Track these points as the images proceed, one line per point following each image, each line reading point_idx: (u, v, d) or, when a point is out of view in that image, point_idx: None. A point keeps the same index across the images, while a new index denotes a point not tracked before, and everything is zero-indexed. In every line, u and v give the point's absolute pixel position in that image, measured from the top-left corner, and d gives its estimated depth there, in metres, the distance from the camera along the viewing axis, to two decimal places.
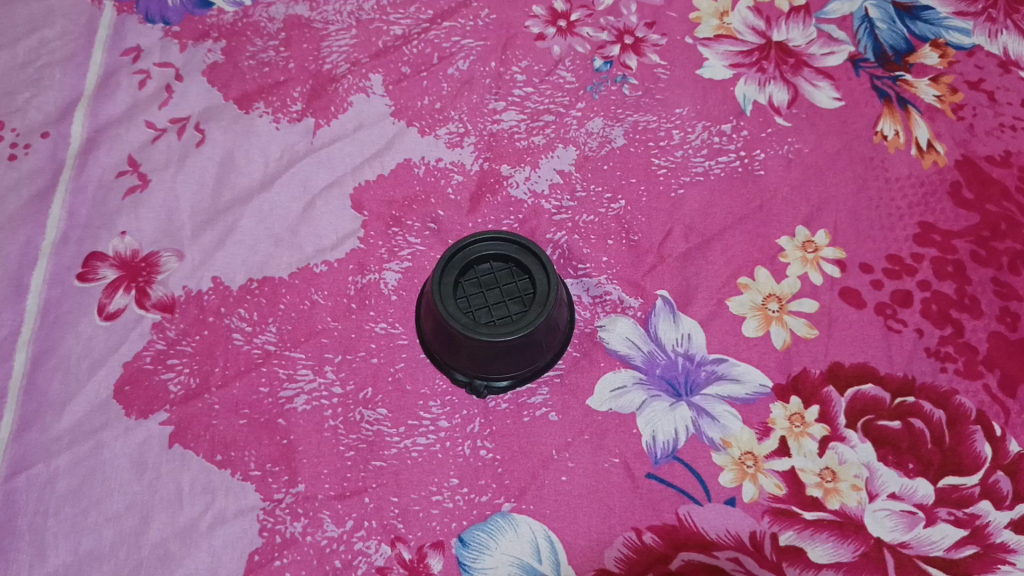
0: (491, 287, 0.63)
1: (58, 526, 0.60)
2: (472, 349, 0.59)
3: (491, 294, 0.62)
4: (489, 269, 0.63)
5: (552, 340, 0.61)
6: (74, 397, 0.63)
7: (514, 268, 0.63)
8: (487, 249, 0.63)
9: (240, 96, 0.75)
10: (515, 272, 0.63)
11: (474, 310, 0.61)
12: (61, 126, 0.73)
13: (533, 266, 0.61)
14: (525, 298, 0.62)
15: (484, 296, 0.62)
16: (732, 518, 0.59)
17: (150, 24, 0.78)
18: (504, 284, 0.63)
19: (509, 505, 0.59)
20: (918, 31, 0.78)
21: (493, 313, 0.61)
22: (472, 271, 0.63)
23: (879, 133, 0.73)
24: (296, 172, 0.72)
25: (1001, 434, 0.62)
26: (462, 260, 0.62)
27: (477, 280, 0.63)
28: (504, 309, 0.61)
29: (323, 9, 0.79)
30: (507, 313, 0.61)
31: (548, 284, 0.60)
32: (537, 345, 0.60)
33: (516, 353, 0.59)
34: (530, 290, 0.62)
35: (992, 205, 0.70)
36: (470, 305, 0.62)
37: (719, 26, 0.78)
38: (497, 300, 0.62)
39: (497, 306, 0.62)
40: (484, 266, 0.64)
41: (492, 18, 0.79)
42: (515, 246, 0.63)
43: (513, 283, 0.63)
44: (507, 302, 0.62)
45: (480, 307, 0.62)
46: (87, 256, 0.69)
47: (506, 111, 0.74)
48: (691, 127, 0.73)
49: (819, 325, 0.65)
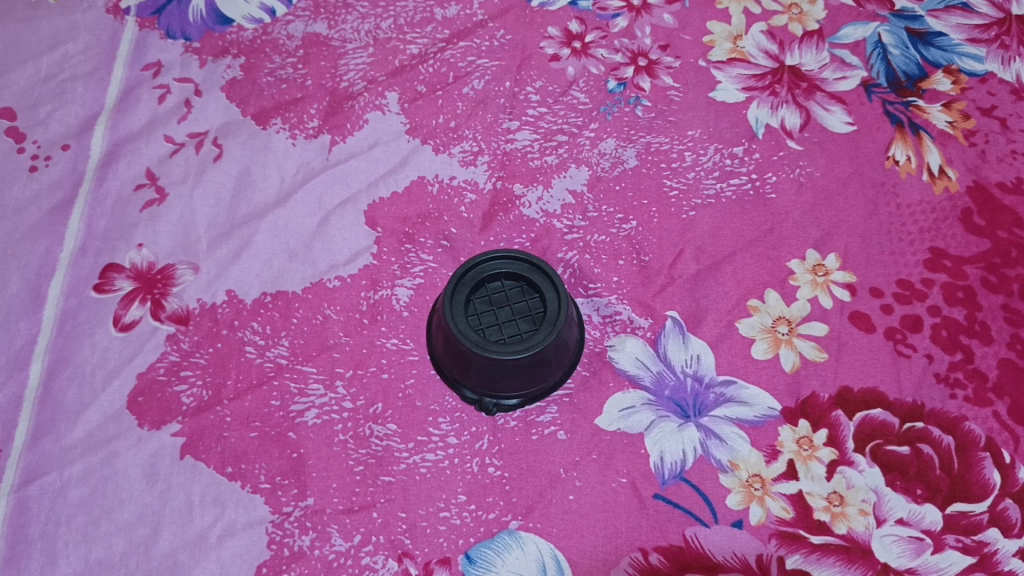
0: (502, 304, 0.63)
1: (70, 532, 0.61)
2: (482, 366, 0.60)
3: (502, 312, 0.63)
4: (500, 287, 0.64)
5: (563, 359, 0.62)
6: (89, 407, 0.64)
7: (525, 286, 0.64)
8: (499, 267, 0.63)
9: (258, 112, 0.76)
10: (526, 290, 0.64)
11: (484, 328, 0.62)
12: (81, 140, 0.75)
13: (544, 285, 0.62)
14: (535, 316, 0.62)
15: (495, 313, 0.63)
16: (738, 541, 0.59)
17: (171, 39, 0.79)
18: (515, 302, 0.63)
19: (516, 523, 0.60)
20: (931, 56, 0.78)
21: (504, 330, 0.62)
22: (483, 288, 0.64)
23: (891, 158, 0.73)
24: (311, 188, 0.73)
25: (1010, 461, 0.62)
26: (473, 278, 0.63)
27: (488, 298, 0.63)
28: (515, 327, 0.62)
29: (341, 28, 0.80)
30: (517, 332, 0.62)
31: (559, 303, 0.61)
32: (547, 363, 0.61)
33: (525, 372, 0.60)
34: (541, 308, 0.62)
35: (1003, 232, 0.70)
36: (481, 323, 0.62)
37: (732, 50, 0.79)
38: (508, 318, 0.62)
39: (507, 324, 0.62)
40: (495, 284, 0.64)
41: (507, 39, 0.80)
42: (526, 264, 0.63)
43: (524, 302, 0.63)
44: (517, 320, 0.62)
45: (491, 325, 0.62)
46: (104, 267, 0.70)
47: (520, 130, 0.75)
48: (703, 149, 0.74)
49: (829, 349, 0.65)
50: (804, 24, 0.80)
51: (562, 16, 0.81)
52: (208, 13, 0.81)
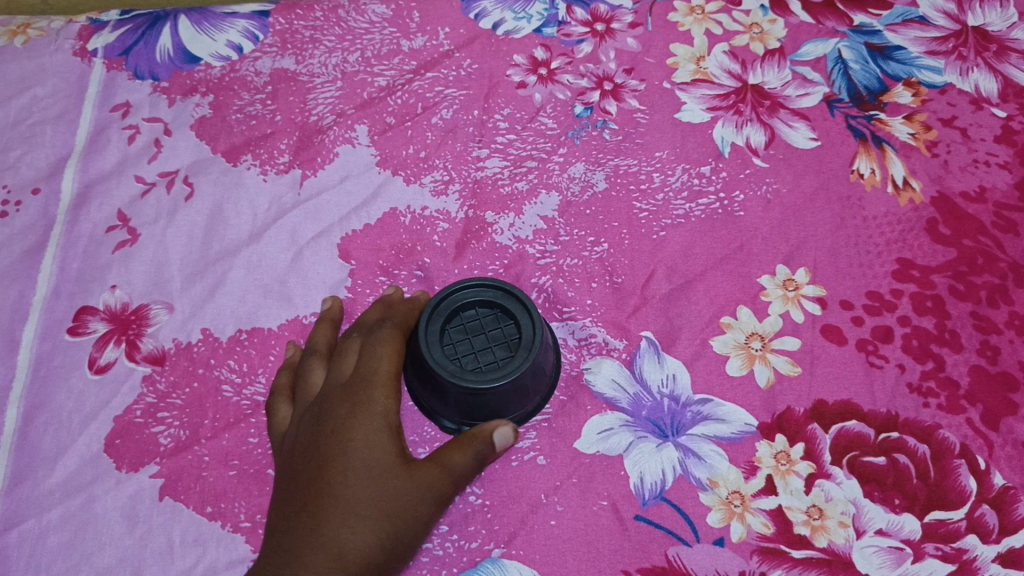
0: (477, 331, 0.63)
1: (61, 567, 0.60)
2: (460, 397, 0.60)
3: (477, 341, 0.63)
4: (475, 315, 0.64)
5: (540, 385, 0.62)
6: (66, 451, 0.64)
7: (500, 313, 0.64)
8: (473, 295, 0.63)
9: (228, 148, 0.76)
10: (501, 317, 0.64)
11: (460, 357, 0.62)
12: (52, 182, 0.75)
13: (519, 311, 0.62)
14: (511, 343, 0.62)
15: (470, 342, 0.63)
16: (720, 558, 0.59)
17: (139, 80, 0.80)
18: (490, 330, 0.63)
19: (499, 551, 0.60)
20: (891, 70, 0.79)
21: (480, 359, 0.62)
22: (457, 317, 0.64)
23: (856, 171, 0.74)
24: (284, 223, 0.73)
25: (985, 467, 0.62)
26: (447, 308, 0.63)
27: (463, 327, 0.63)
28: (491, 355, 0.62)
29: (309, 63, 0.81)
30: (494, 359, 0.62)
31: (534, 329, 0.61)
32: (524, 389, 0.61)
33: (502, 399, 0.60)
34: (516, 335, 0.62)
35: (969, 240, 0.71)
36: (456, 352, 0.62)
37: (696, 71, 0.80)
38: (483, 346, 0.62)
39: (483, 352, 0.62)
40: (470, 312, 0.64)
41: (474, 68, 0.80)
42: (500, 291, 0.64)
43: (500, 329, 0.63)
44: (492, 346, 0.62)
45: (466, 353, 0.62)
46: (78, 310, 0.69)
47: (490, 158, 0.76)
48: (670, 170, 0.75)
49: (802, 363, 0.66)
50: (765, 43, 0.81)
51: (527, 44, 0.82)
52: (176, 52, 0.81)
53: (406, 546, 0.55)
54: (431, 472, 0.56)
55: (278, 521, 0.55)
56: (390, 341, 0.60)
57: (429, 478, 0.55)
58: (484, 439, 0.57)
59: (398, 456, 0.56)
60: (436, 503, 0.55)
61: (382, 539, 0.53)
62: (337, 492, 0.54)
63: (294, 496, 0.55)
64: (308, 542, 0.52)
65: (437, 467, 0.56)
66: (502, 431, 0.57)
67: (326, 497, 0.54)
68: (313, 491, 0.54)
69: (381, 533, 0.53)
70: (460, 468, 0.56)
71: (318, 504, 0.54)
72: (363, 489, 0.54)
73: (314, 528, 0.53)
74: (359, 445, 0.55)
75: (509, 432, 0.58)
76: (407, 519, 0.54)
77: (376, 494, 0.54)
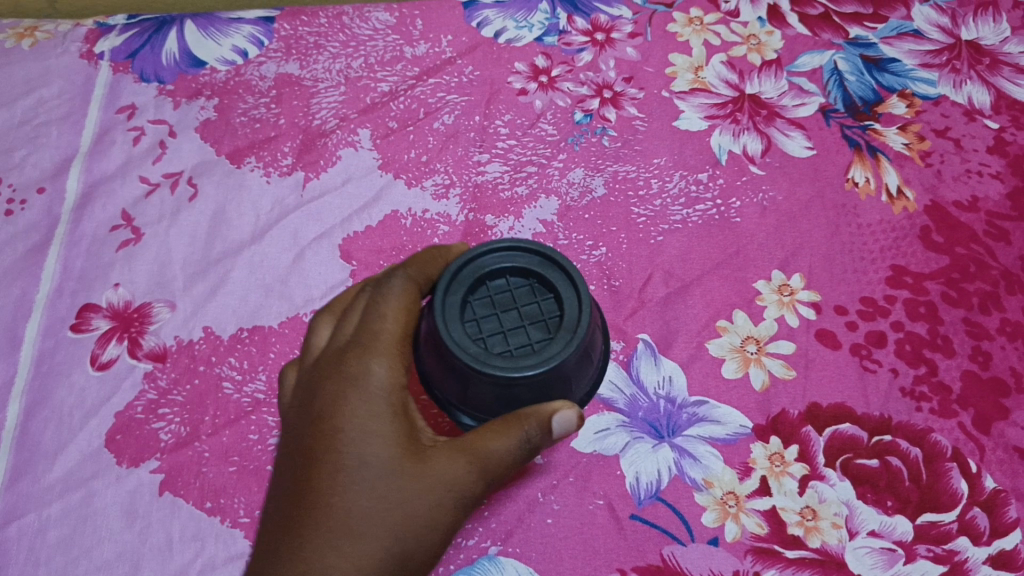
0: (509, 306, 0.59)
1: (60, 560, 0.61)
2: (482, 383, 0.55)
3: (508, 318, 0.58)
4: (507, 289, 0.59)
5: (580, 373, 0.58)
6: (66, 447, 0.64)
7: (536, 287, 0.60)
8: (504, 263, 0.59)
9: (232, 151, 0.77)
10: (536, 290, 0.60)
11: (487, 334, 0.57)
12: (57, 182, 0.76)
13: (558, 281, 0.58)
14: (548, 323, 0.58)
15: (498, 317, 0.58)
16: (715, 558, 0.60)
17: (145, 82, 0.81)
18: (523, 305, 0.59)
19: (496, 548, 0.60)
20: (886, 82, 0.81)
21: (510, 338, 0.57)
22: (487, 289, 0.59)
23: (851, 180, 0.75)
24: (286, 225, 0.74)
25: (977, 471, 0.63)
26: (474, 277, 0.58)
27: (492, 301, 0.59)
28: (524, 335, 0.57)
29: (313, 68, 0.82)
30: (527, 340, 0.57)
31: (577, 308, 0.56)
32: (562, 376, 0.56)
33: (534, 389, 0.55)
34: (554, 314, 0.58)
35: (961, 248, 0.72)
36: (483, 329, 0.57)
37: (694, 80, 0.81)
38: (515, 325, 0.58)
39: (515, 332, 0.57)
40: (501, 285, 0.60)
41: (476, 75, 0.82)
42: (538, 261, 0.59)
43: (535, 305, 0.59)
44: (525, 325, 0.57)
45: (494, 331, 0.57)
46: (81, 307, 0.70)
47: (490, 163, 0.77)
48: (668, 177, 0.76)
49: (796, 366, 0.67)
50: (762, 54, 0.83)
51: (528, 52, 0.83)
52: (182, 56, 0.82)
53: (419, 548, 0.51)
54: (449, 460, 0.52)
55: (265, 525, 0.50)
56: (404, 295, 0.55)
57: (445, 467, 0.51)
58: (540, 423, 0.52)
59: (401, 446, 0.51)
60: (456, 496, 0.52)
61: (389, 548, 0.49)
62: (331, 499, 0.49)
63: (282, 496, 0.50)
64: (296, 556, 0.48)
65: (462, 453, 0.52)
66: (565, 414, 0.53)
67: (318, 500, 0.49)
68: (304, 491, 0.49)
69: (388, 539, 0.49)
70: (493, 454, 0.52)
71: (310, 509, 0.49)
72: (365, 493, 0.49)
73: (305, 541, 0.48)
74: (355, 433, 0.50)
75: (570, 418, 0.53)
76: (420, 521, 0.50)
77: (378, 496, 0.49)
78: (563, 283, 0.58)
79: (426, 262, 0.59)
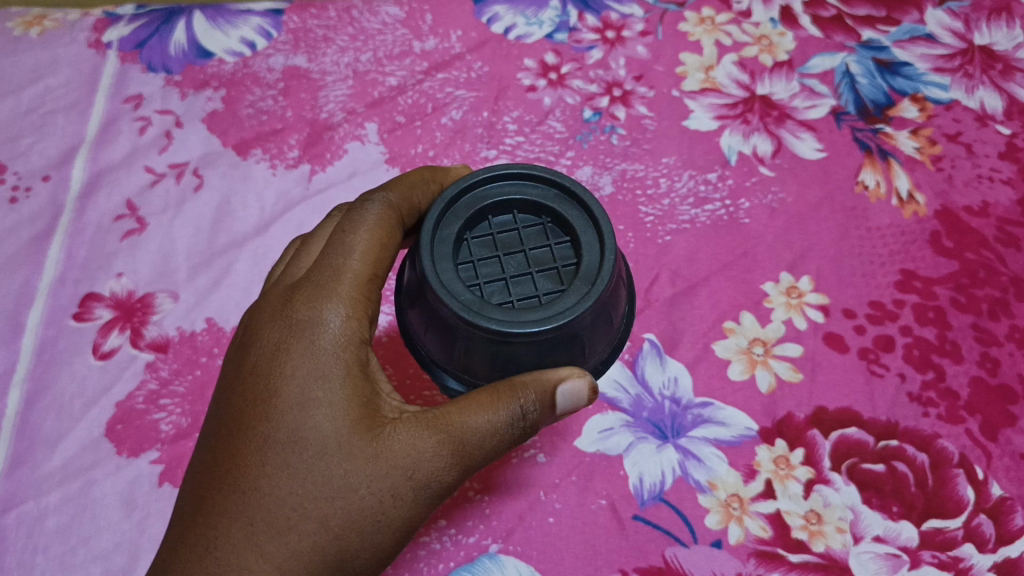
0: (515, 246, 0.58)
1: (58, 550, 0.60)
2: (470, 338, 0.53)
3: (513, 266, 0.57)
4: (516, 233, 0.58)
5: (597, 334, 0.56)
6: (66, 435, 0.64)
7: (549, 228, 0.58)
8: (511, 195, 0.58)
9: (238, 142, 0.77)
10: (548, 230, 0.58)
11: (483, 283, 0.55)
12: (62, 170, 0.75)
13: (576, 222, 0.57)
14: (559, 274, 0.56)
15: (500, 260, 0.57)
16: (718, 560, 0.59)
17: (152, 72, 0.81)
18: (532, 250, 0.57)
19: (496, 546, 0.60)
20: (898, 85, 0.80)
21: (512, 290, 0.55)
22: (491, 228, 0.58)
23: (861, 183, 0.75)
24: (290, 218, 0.73)
25: (983, 477, 0.62)
26: (477, 212, 0.58)
27: (496, 243, 0.58)
28: (530, 286, 0.55)
29: (321, 61, 0.81)
30: (531, 292, 0.55)
31: (597, 260, 0.55)
32: (572, 337, 0.54)
33: (534, 349, 0.53)
34: (568, 266, 0.56)
35: (971, 253, 0.71)
36: (478, 275, 0.56)
37: (705, 80, 0.80)
38: (521, 275, 0.56)
39: (521, 283, 0.56)
40: (510, 226, 0.59)
41: (485, 70, 0.81)
42: (553, 200, 0.58)
43: (544, 251, 0.57)
44: (533, 274, 0.56)
45: (493, 280, 0.56)
46: (84, 296, 0.70)
47: (498, 158, 0.76)
48: (677, 176, 0.75)
49: (804, 369, 0.66)
50: (774, 55, 0.82)
51: (538, 49, 0.82)
52: (190, 47, 0.82)
53: (367, 527, 0.50)
54: (410, 435, 0.50)
55: (192, 487, 0.51)
56: (374, 227, 0.54)
57: (399, 441, 0.50)
58: (540, 395, 0.51)
59: (350, 414, 0.50)
60: (415, 479, 0.50)
61: (326, 535, 0.49)
62: (262, 473, 0.49)
63: (213, 455, 0.50)
64: (213, 534, 0.48)
65: (430, 430, 0.50)
66: (570, 384, 0.52)
67: (251, 460, 0.49)
68: (234, 459, 0.49)
69: (324, 524, 0.49)
70: (467, 433, 0.50)
71: (235, 480, 0.49)
72: (303, 464, 0.49)
73: (224, 516, 0.48)
74: (297, 392, 0.49)
75: (581, 387, 0.52)
76: (365, 506, 0.49)
77: (318, 472, 0.49)
78: (581, 223, 0.57)
79: (414, 186, 0.59)
